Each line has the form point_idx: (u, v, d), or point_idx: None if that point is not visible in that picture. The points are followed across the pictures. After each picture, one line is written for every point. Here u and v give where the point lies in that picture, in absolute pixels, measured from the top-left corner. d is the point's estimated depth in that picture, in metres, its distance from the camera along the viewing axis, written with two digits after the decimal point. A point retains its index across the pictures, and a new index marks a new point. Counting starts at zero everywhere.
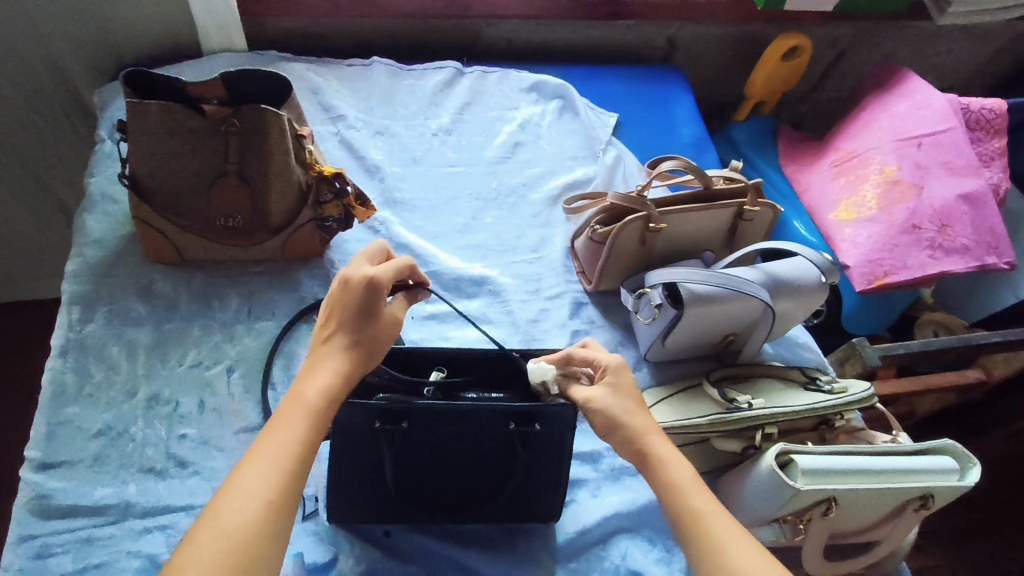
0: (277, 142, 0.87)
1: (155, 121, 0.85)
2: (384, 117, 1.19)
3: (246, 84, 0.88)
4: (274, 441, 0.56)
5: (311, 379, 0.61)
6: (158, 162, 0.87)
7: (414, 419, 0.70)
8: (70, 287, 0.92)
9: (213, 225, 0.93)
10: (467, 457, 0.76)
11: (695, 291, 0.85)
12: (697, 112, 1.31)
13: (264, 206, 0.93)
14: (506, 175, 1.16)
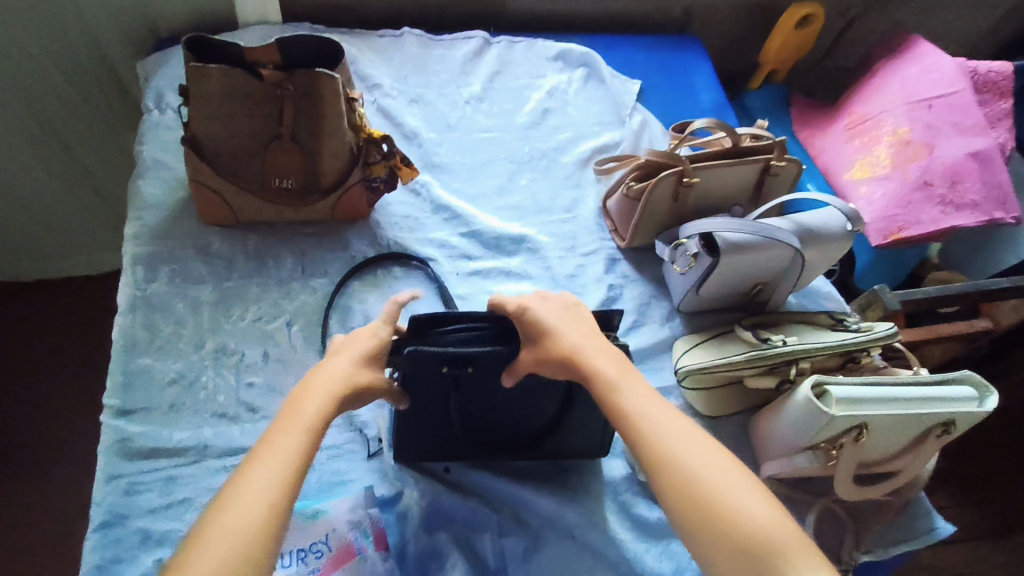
0: (331, 104, 0.92)
1: (216, 86, 0.89)
2: (419, 85, 1.23)
3: (301, 50, 0.92)
4: (276, 451, 0.62)
5: (305, 400, 0.67)
6: (217, 125, 0.92)
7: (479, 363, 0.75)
8: (134, 249, 0.97)
9: (268, 187, 0.97)
10: (518, 403, 0.83)
11: (730, 239, 0.91)
12: (716, 78, 1.36)
13: (317, 168, 0.98)
14: (537, 140, 1.21)
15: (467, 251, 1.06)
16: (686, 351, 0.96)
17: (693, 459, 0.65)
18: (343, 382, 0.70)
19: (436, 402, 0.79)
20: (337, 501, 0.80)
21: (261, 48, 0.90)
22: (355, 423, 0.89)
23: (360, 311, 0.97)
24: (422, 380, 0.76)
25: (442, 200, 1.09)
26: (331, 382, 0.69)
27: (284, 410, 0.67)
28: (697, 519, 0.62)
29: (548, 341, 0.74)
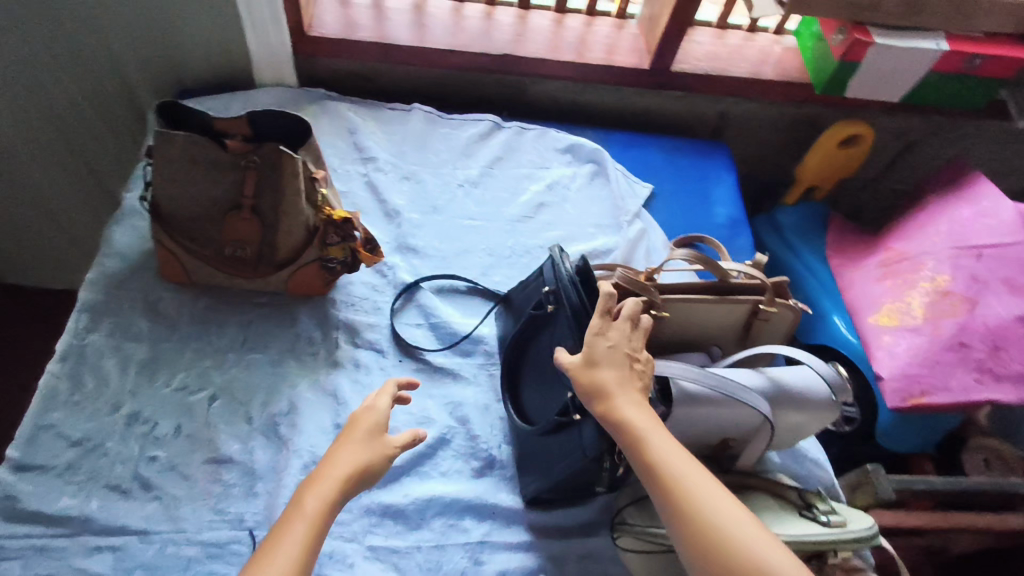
0: (290, 183, 0.89)
1: (180, 151, 0.89)
2: (415, 162, 1.20)
3: (274, 124, 0.91)
4: (286, 546, 0.58)
5: (312, 487, 0.64)
6: (177, 188, 0.91)
7: (561, 311, 0.84)
8: (85, 295, 0.96)
9: (223, 254, 0.95)
10: (542, 381, 0.88)
11: (687, 390, 0.79)
12: (738, 192, 1.26)
13: (272, 240, 0.94)
14: (524, 235, 1.14)
15: (419, 345, 0.99)
16: (621, 508, 0.83)
17: (720, 505, 0.63)
18: (349, 471, 0.66)
19: (523, 315, 0.93)
20: None
21: (232, 120, 0.90)
22: (246, 522, 0.82)
23: (286, 400, 0.92)
24: (539, 286, 0.90)
25: (407, 284, 1.04)
26: (342, 469, 0.66)
27: (294, 501, 0.62)
28: (728, 571, 0.60)
29: (593, 369, 0.72)
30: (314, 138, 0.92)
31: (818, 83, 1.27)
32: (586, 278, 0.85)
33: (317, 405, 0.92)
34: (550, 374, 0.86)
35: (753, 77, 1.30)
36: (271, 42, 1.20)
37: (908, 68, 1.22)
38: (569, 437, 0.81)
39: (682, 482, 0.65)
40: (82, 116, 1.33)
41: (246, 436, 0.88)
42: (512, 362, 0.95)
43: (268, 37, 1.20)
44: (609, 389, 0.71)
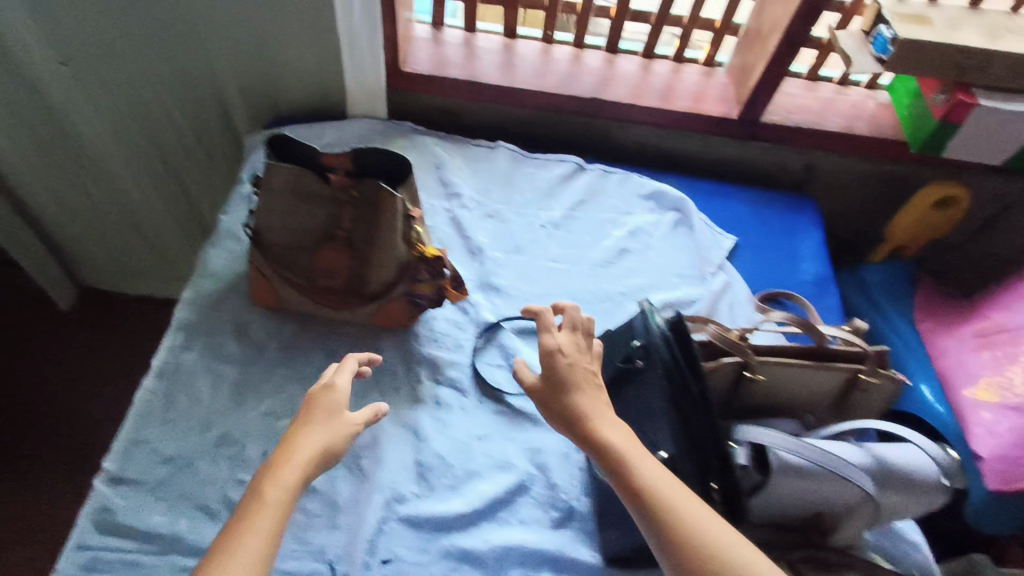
0: (387, 221, 0.90)
1: (285, 184, 0.91)
2: (499, 201, 1.21)
3: (376, 160, 0.92)
4: (255, 528, 0.61)
5: (283, 468, 0.67)
6: (278, 218, 0.93)
7: (650, 367, 0.82)
8: (182, 314, 1.00)
9: (314, 284, 0.96)
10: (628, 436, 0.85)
11: (789, 461, 0.76)
12: (825, 250, 1.23)
13: (363, 274, 0.95)
14: (606, 280, 1.14)
15: (501, 387, 0.99)
16: None
17: (698, 512, 0.66)
18: (310, 457, 0.70)
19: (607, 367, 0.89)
20: None
21: (336, 155, 0.92)
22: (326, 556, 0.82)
23: (369, 433, 0.92)
24: (626, 338, 0.88)
25: (489, 324, 1.05)
26: (302, 457, 0.69)
27: (254, 492, 0.65)
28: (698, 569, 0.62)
29: (570, 396, 0.77)
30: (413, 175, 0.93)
31: (915, 140, 1.24)
32: (680, 335, 0.82)
33: (398, 441, 0.92)
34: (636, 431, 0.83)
35: (846, 132, 1.29)
36: (367, 76, 1.22)
37: (1010, 131, 1.18)
38: None
39: (659, 492, 0.68)
40: (181, 135, 1.40)
41: (329, 467, 0.89)
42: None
43: (362, 64, 1.21)
44: (589, 416, 0.76)
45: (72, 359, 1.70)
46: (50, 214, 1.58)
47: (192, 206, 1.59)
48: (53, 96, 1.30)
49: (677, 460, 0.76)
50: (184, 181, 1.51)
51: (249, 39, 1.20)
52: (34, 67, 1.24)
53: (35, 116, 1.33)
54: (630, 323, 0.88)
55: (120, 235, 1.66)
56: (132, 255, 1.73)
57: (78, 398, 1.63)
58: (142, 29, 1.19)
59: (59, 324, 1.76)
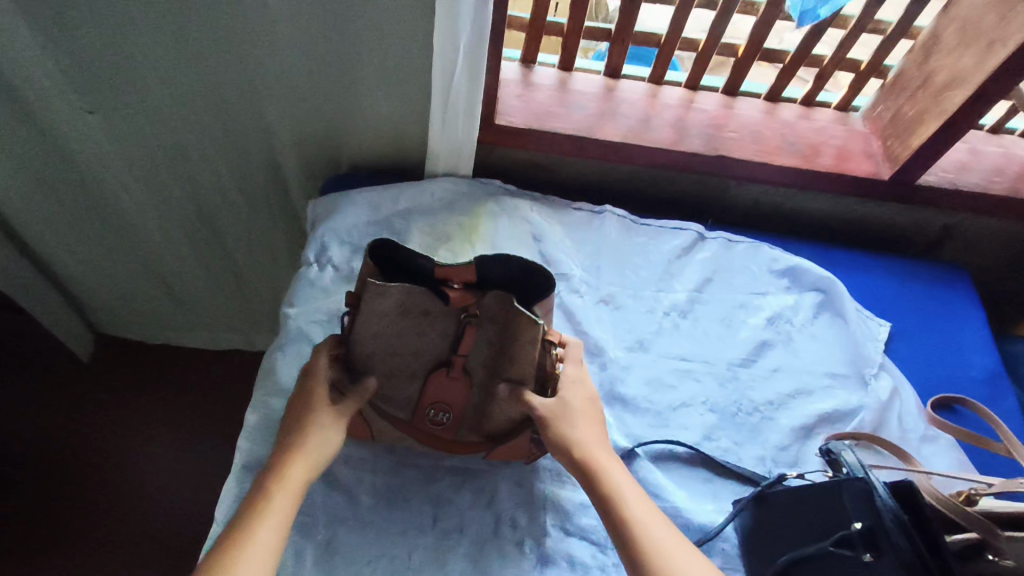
0: (527, 352, 0.73)
1: (392, 305, 0.71)
2: (612, 282, 1.02)
3: (502, 272, 0.74)
4: (259, 542, 0.60)
5: (286, 472, 0.66)
6: (381, 344, 0.75)
7: (883, 559, 0.64)
8: (248, 449, 0.81)
9: (421, 420, 0.80)
10: None
11: None
12: (993, 340, 1.05)
13: (483, 404, 0.80)
14: (748, 384, 0.95)
15: None
16: None
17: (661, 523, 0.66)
18: (317, 454, 0.68)
19: (803, 540, 0.72)
20: None
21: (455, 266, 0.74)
22: None
23: None
24: (830, 506, 0.69)
25: (623, 451, 0.86)
26: (306, 453, 0.68)
27: (263, 487, 0.65)
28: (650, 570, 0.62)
29: (566, 422, 0.73)
30: (550, 292, 0.75)
31: None
32: (911, 509, 0.67)
33: None
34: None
35: (1011, 196, 1.11)
36: (456, 134, 1.03)
37: None
38: None
39: (623, 495, 0.68)
40: (223, 188, 1.20)
41: None
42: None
43: (452, 128, 1.03)
44: (586, 445, 0.72)
45: (93, 427, 1.50)
46: (68, 269, 1.38)
47: (231, 260, 1.39)
48: (73, 148, 1.10)
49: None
50: (223, 235, 1.31)
51: (316, 86, 1.00)
52: (53, 116, 1.04)
53: (51, 166, 1.13)
54: (836, 491, 0.68)
55: (147, 288, 1.46)
56: (160, 308, 1.53)
57: (99, 476, 1.43)
58: (183, 72, 0.99)
59: (76, 385, 1.55)
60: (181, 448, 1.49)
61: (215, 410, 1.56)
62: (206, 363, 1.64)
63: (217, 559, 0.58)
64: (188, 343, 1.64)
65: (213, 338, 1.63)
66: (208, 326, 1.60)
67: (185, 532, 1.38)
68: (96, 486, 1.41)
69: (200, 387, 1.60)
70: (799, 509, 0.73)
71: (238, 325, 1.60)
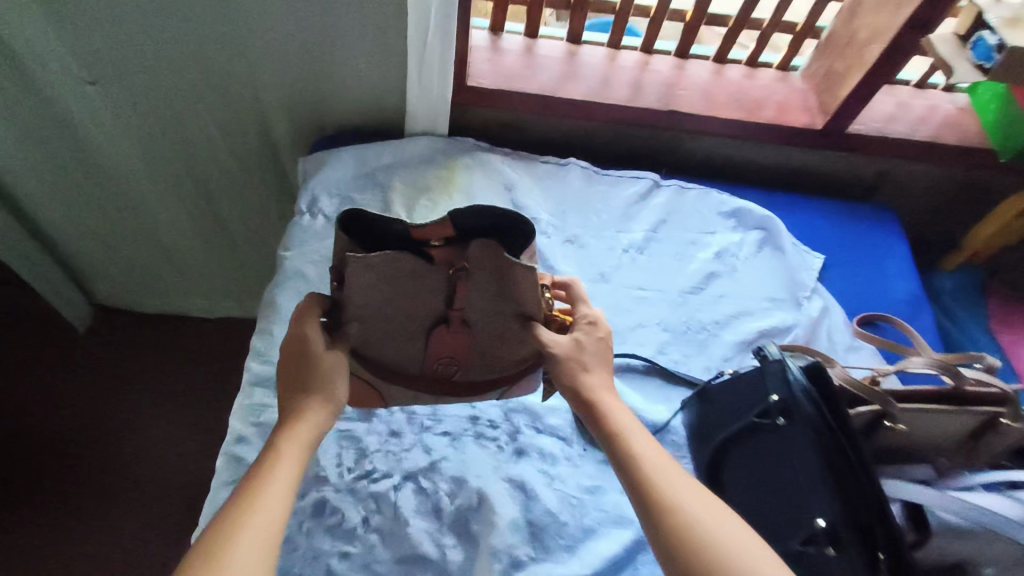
0: (525, 294, 0.77)
1: (379, 276, 0.72)
2: (576, 224, 1.15)
3: (476, 219, 0.74)
4: (270, 492, 0.59)
5: (292, 432, 0.66)
6: (377, 312, 0.77)
7: (791, 424, 0.76)
8: (257, 368, 0.92)
9: (431, 372, 0.85)
10: (761, 492, 0.81)
11: (948, 522, 0.73)
12: (914, 267, 1.18)
13: (487, 351, 0.84)
14: (697, 307, 1.08)
15: None
16: None
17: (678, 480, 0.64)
18: (324, 413, 0.70)
19: (730, 419, 0.84)
20: None
21: (431, 225, 0.74)
22: None
23: (474, 492, 0.86)
24: (754, 389, 0.82)
25: None
26: (311, 414, 0.69)
27: (270, 446, 0.65)
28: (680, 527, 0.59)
29: (581, 379, 0.75)
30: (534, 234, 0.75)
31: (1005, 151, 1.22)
32: (820, 387, 0.77)
33: (504, 499, 0.85)
34: (774, 489, 0.78)
35: (931, 141, 1.24)
36: (432, 95, 1.15)
37: None
38: (813, 564, 0.73)
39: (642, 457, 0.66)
40: (218, 155, 1.31)
41: (437, 533, 0.83)
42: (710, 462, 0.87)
43: (429, 89, 1.15)
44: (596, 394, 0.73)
45: (99, 391, 1.60)
46: (75, 240, 1.49)
47: (227, 227, 1.50)
48: (79, 120, 1.20)
49: (840, 531, 0.69)
50: (218, 203, 1.42)
51: (305, 55, 1.11)
52: (61, 89, 1.14)
53: (60, 141, 1.23)
54: (759, 374, 0.81)
55: (147, 258, 1.57)
56: (157, 277, 1.63)
57: (112, 433, 1.55)
58: (181, 46, 1.09)
59: (82, 351, 1.66)
60: (188, 407, 1.61)
61: (216, 371, 1.68)
62: (204, 329, 1.74)
63: (230, 510, 0.57)
64: (183, 311, 1.73)
65: (208, 305, 1.73)
66: (205, 292, 1.69)
67: (198, 480, 1.51)
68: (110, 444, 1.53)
69: (199, 350, 1.70)
70: (731, 396, 0.85)
71: (232, 292, 1.70)
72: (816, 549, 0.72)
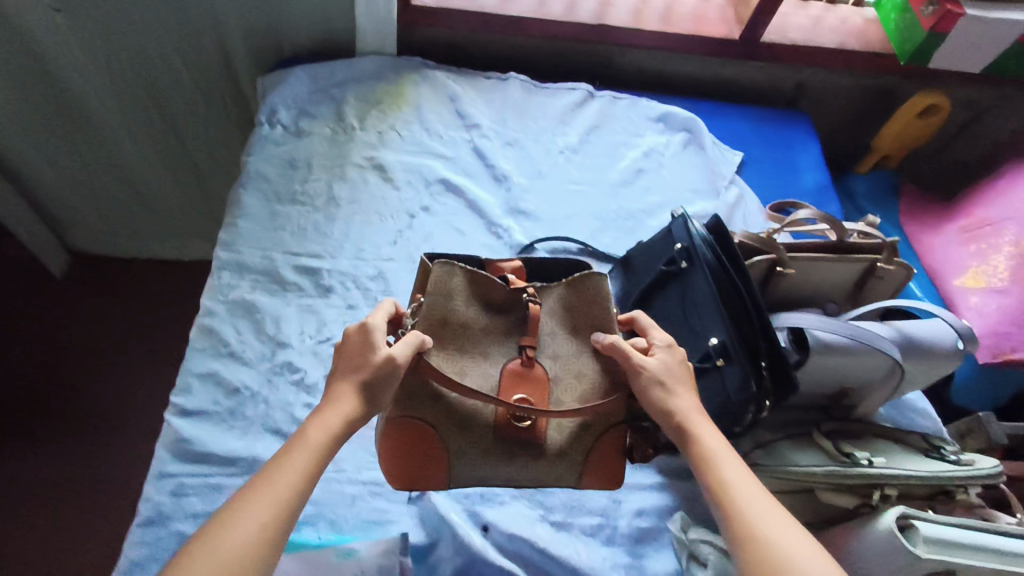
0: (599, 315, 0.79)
1: (459, 288, 0.77)
2: (516, 130, 1.25)
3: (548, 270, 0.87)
4: (278, 482, 0.56)
5: (322, 415, 0.61)
6: (451, 338, 0.76)
7: (693, 266, 0.87)
8: (225, 256, 1.01)
9: (501, 416, 0.74)
10: (670, 333, 0.92)
11: (822, 339, 0.84)
12: (824, 161, 1.31)
13: (562, 392, 0.76)
14: (626, 199, 1.19)
15: None
16: (769, 441, 0.89)
17: (751, 492, 0.62)
18: (359, 406, 0.63)
19: (647, 274, 0.96)
20: (368, 543, 0.79)
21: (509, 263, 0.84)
22: None
23: None
24: (666, 243, 0.92)
25: (523, 245, 1.09)
26: (344, 397, 0.63)
27: (300, 428, 0.61)
28: (744, 539, 0.59)
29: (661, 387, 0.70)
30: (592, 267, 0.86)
31: (902, 53, 1.31)
32: (718, 236, 0.86)
33: None
34: (681, 328, 0.90)
35: (838, 47, 1.37)
36: (378, 12, 1.23)
37: (989, 37, 1.26)
38: (710, 380, 0.84)
39: (718, 464, 0.64)
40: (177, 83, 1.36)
41: None
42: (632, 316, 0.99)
43: (375, 8, 1.23)
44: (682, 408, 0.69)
45: (47, 335, 1.56)
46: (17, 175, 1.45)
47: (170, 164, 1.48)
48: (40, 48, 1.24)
49: (727, 346, 0.81)
50: (174, 131, 1.43)
51: None
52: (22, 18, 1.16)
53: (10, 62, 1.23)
54: (669, 229, 0.92)
55: (91, 197, 1.53)
56: (102, 219, 1.59)
57: (66, 370, 1.51)
58: None
59: (25, 297, 1.60)
60: (137, 343, 1.57)
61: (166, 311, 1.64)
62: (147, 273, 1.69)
63: (239, 495, 0.55)
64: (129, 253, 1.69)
65: (157, 248, 1.69)
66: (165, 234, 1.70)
67: (161, 411, 1.48)
68: (61, 384, 1.49)
69: (146, 293, 1.66)
70: (648, 254, 0.96)
71: (181, 233, 1.67)
72: (710, 365, 0.83)
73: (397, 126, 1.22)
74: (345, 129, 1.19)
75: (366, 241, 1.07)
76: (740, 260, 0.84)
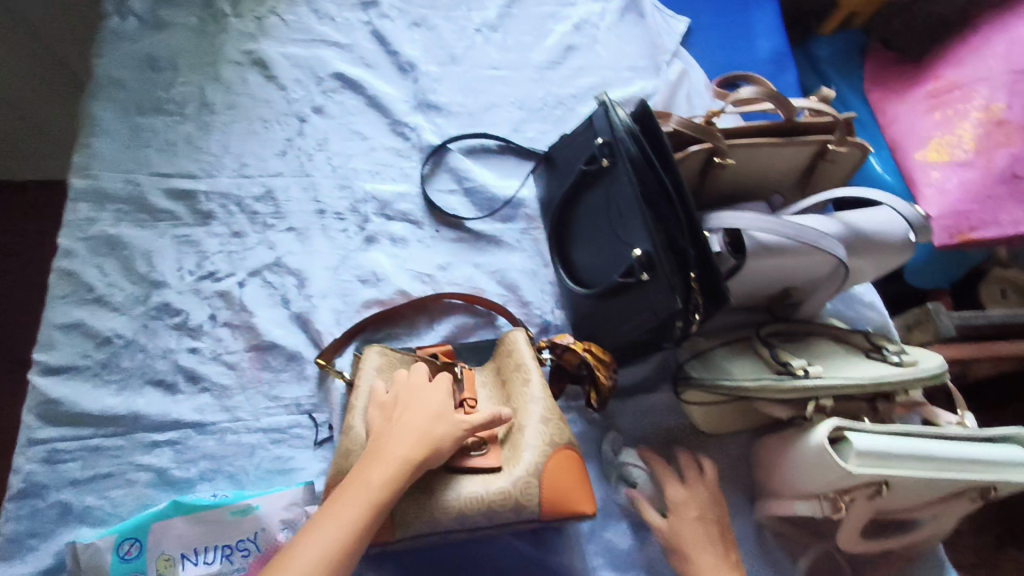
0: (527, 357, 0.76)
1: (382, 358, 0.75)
2: (423, 6, 1.06)
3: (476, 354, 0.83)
4: (332, 526, 0.53)
5: (380, 461, 0.58)
6: None
7: (617, 163, 0.75)
8: (77, 182, 0.85)
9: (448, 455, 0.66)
10: (595, 240, 0.81)
11: (763, 241, 0.75)
12: (782, 21, 1.12)
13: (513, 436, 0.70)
14: (554, 83, 1.04)
15: (458, 212, 0.93)
16: (705, 351, 0.83)
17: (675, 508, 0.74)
18: (420, 449, 0.60)
19: (570, 174, 0.85)
20: (274, 493, 0.73)
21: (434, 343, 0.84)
22: (305, 406, 0.80)
23: (323, 277, 0.86)
24: (591, 137, 0.80)
25: (435, 146, 0.96)
26: (419, 436, 0.60)
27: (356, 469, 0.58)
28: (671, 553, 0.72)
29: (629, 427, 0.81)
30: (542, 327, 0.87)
31: None
32: (646, 126, 0.73)
33: (356, 282, 0.86)
34: (606, 237, 0.78)
35: None
36: None
37: None
38: (635, 296, 0.74)
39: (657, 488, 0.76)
40: None
41: (287, 321, 0.84)
42: (558, 222, 0.88)
43: None
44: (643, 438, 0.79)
45: None
46: None
47: None
48: None
49: (653, 257, 0.70)
50: None
51: None
52: None
53: None
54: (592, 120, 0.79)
55: None
56: None
57: None
58: None
59: None
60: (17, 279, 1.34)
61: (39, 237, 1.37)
62: None
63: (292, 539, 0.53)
64: None
65: None
66: None
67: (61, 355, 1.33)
68: None
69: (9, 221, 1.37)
70: (576, 149, 0.84)
71: None
72: (634, 279, 0.73)
73: (279, 8, 1.02)
74: (215, 16, 0.99)
75: (249, 153, 0.92)
76: (670, 153, 0.71)
